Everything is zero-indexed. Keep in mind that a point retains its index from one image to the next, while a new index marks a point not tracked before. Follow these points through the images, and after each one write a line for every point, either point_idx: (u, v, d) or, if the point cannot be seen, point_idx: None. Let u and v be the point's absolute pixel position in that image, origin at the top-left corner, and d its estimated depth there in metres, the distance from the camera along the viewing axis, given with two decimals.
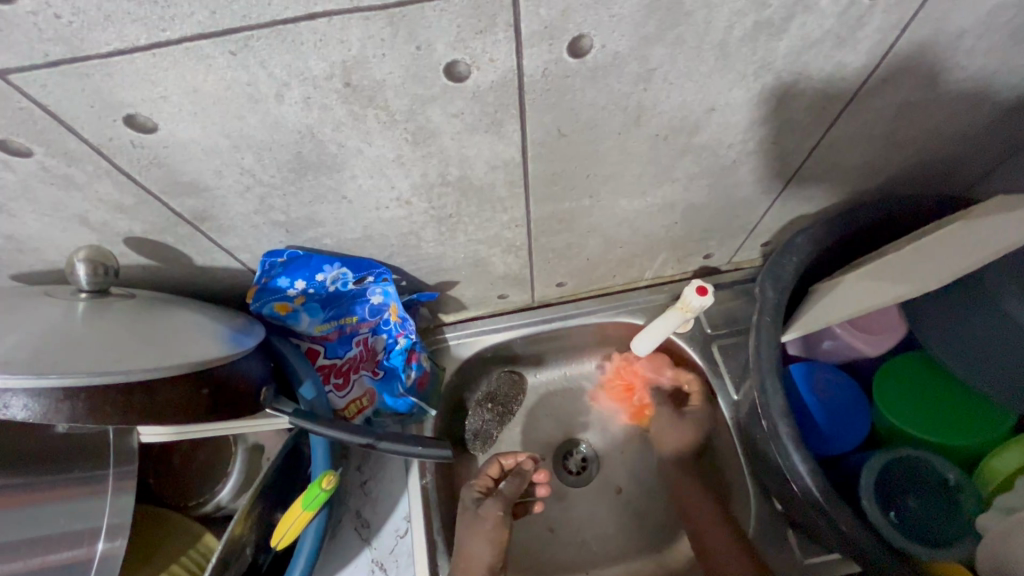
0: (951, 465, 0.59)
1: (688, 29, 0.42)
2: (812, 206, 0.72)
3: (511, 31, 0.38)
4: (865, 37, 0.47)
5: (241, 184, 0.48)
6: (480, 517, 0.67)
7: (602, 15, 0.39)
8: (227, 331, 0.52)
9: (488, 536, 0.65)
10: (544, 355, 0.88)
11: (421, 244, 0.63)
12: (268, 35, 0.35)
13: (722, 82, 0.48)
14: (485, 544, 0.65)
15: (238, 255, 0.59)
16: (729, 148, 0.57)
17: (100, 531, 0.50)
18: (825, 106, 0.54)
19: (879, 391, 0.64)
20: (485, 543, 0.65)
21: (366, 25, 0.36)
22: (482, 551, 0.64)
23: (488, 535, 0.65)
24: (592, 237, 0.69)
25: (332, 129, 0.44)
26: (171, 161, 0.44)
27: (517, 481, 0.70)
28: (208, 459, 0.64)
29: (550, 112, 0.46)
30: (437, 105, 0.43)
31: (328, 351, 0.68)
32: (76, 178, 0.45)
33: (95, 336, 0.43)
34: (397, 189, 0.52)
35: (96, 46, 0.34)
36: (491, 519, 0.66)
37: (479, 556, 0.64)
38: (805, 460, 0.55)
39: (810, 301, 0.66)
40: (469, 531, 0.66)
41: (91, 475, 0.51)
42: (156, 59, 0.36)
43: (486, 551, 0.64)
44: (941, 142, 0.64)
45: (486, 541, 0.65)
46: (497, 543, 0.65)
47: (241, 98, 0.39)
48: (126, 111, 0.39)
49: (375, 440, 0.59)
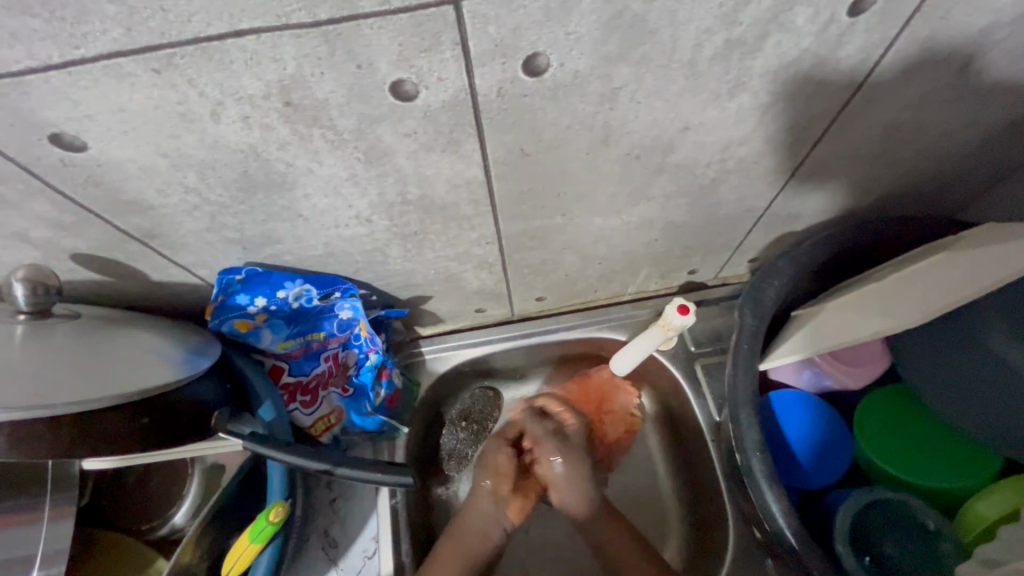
0: (931, 511, 0.56)
1: (653, 47, 0.39)
2: (800, 223, 0.69)
3: (458, 49, 0.36)
4: (847, 55, 0.44)
5: (187, 203, 0.46)
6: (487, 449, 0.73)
7: (558, 33, 0.36)
8: (179, 352, 0.50)
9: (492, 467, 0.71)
10: (522, 370, 0.86)
11: (387, 261, 0.60)
12: (193, 52, 0.33)
13: (695, 101, 0.45)
14: (484, 474, 0.71)
15: (196, 271, 0.56)
16: (707, 167, 0.54)
17: (34, 559, 0.49)
18: (808, 125, 0.51)
19: (861, 429, 0.62)
20: (487, 474, 0.71)
21: (299, 43, 0.33)
22: (481, 477, 0.71)
23: (488, 463, 0.71)
24: (569, 253, 0.66)
25: (277, 148, 0.41)
26: (107, 179, 0.42)
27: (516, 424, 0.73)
28: (161, 483, 0.61)
29: (511, 131, 0.44)
30: (387, 125, 0.41)
31: (292, 369, 0.65)
32: (9, 197, 0.43)
33: (28, 365, 0.41)
34: (355, 207, 0.50)
35: (6, 64, 0.32)
36: (492, 449, 0.72)
37: (480, 484, 0.71)
38: (778, 500, 0.52)
39: (791, 328, 0.63)
40: (479, 471, 0.71)
41: (28, 503, 0.50)
42: (74, 78, 0.33)
43: (484, 478, 0.70)
44: (933, 161, 0.61)
45: (483, 466, 0.71)
46: (494, 470, 0.70)
47: (173, 117, 0.37)
48: (51, 129, 0.37)
49: (333, 466, 0.56)
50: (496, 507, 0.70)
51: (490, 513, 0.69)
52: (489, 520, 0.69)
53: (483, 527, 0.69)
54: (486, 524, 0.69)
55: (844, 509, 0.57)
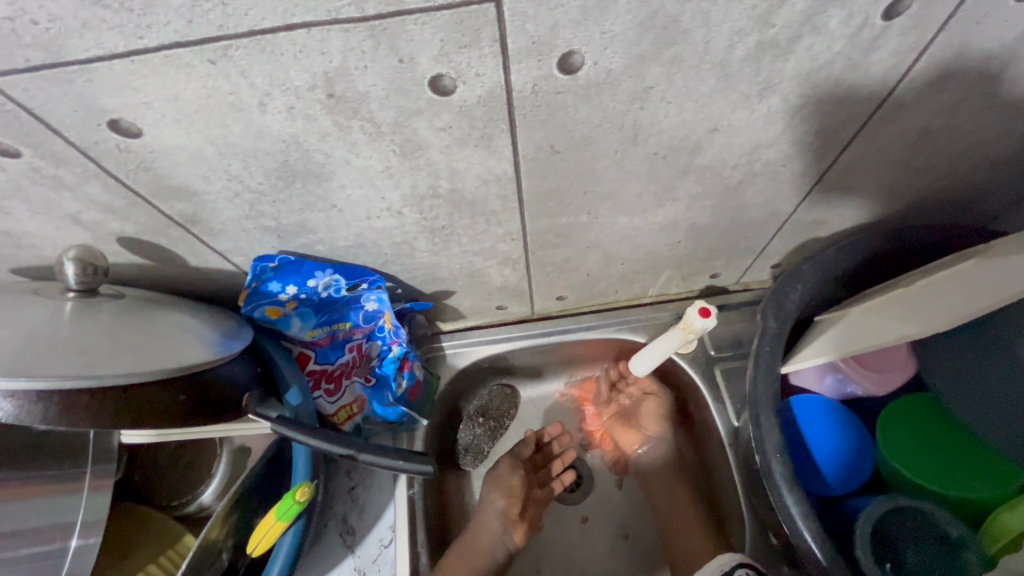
0: (955, 520, 0.56)
1: (686, 48, 0.40)
2: (826, 230, 0.69)
3: (496, 46, 0.37)
4: (879, 59, 0.44)
5: (229, 190, 0.48)
6: (495, 471, 0.78)
7: (593, 32, 0.37)
8: (212, 334, 0.51)
9: (504, 488, 0.75)
10: (540, 368, 0.86)
11: (414, 253, 0.62)
12: (247, 44, 0.35)
13: (725, 102, 0.46)
14: (496, 493, 0.75)
15: (231, 258, 0.58)
16: (734, 169, 0.55)
17: (74, 527, 0.51)
18: (838, 130, 0.51)
19: (886, 436, 0.61)
20: (498, 494, 0.75)
21: (346, 37, 0.35)
22: (492, 497, 0.74)
23: (499, 484, 0.76)
24: (592, 253, 0.67)
25: (317, 139, 0.43)
26: (157, 165, 0.44)
27: (528, 443, 0.81)
28: (191, 462, 0.64)
29: (542, 128, 0.45)
30: (423, 119, 0.42)
31: (319, 357, 0.68)
32: (66, 179, 0.45)
33: (76, 339, 0.43)
34: (387, 200, 0.51)
35: (75, 53, 0.34)
36: (503, 470, 0.77)
37: (490, 504, 0.74)
38: (798, 503, 0.52)
39: (813, 331, 0.64)
40: (490, 490, 0.76)
41: (70, 473, 0.53)
42: (135, 66, 0.35)
43: (496, 497, 0.74)
44: (963, 170, 0.61)
45: (494, 486, 0.75)
46: (507, 490, 0.75)
47: (224, 107, 0.39)
48: (110, 116, 0.39)
49: (356, 451, 0.58)
50: (505, 528, 0.73)
51: (499, 534, 0.72)
52: (496, 540, 0.72)
53: (490, 548, 0.71)
54: (494, 545, 0.71)
55: (865, 516, 0.56)
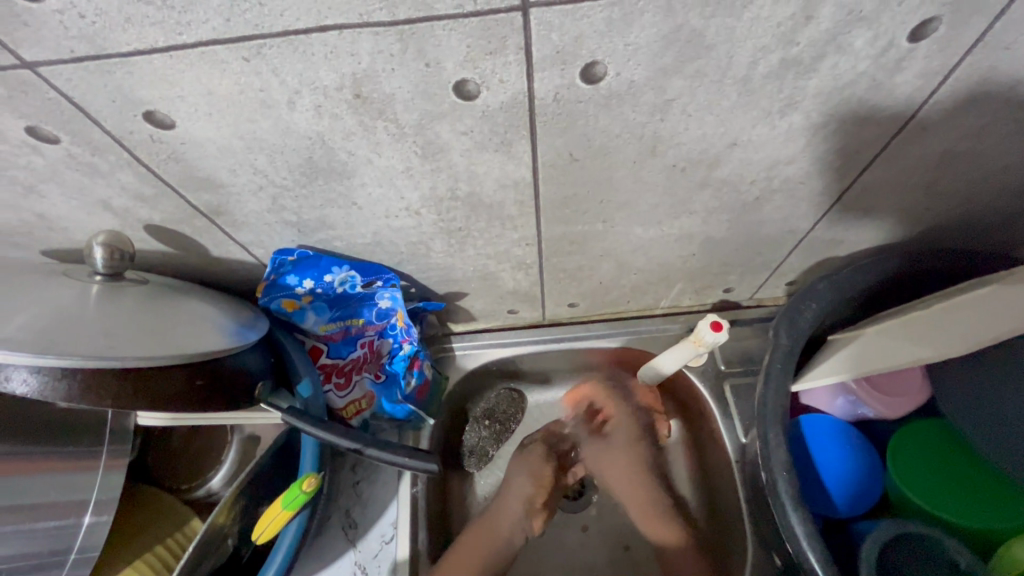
0: (965, 549, 0.55)
1: (709, 62, 0.40)
2: (842, 249, 0.68)
3: (521, 54, 0.38)
4: (904, 81, 0.44)
5: (254, 183, 0.49)
6: (526, 455, 0.78)
7: (618, 44, 0.38)
8: (230, 324, 0.53)
9: (533, 475, 0.76)
10: (549, 374, 0.87)
11: (430, 254, 0.62)
12: (280, 44, 0.36)
13: (746, 118, 0.46)
14: (524, 480, 0.75)
15: (252, 250, 0.60)
16: (751, 184, 0.54)
17: (88, 504, 0.53)
18: (859, 149, 0.51)
19: (895, 460, 0.61)
20: (526, 481, 0.75)
21: (376, 40, 0.36)
22: (521, 482, 0.75)
23: (529, 469, 0.76)
24: (605, 261, 0.67)
25: (342, 138, 0.44)
26: (187, 157, 0.46)
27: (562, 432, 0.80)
28: (205, 445, 0.66)
29: (562, 136, 0.46)
30: (446, 122, 0.43)
31: (331, 351, 0.68)
32: (100, 166, 0.47)
33: (100, 321, 0.45)
34: (406, 200, 0.52)
35: (117, 46, 0.36)
36: (535, 456, 0.77)
37: (517, 489, 0.74)
38: (803, 523, 0.52)
39: (825, 351, 0.62)
40: (518, 474, 0.76)
41: (86, 451, 0.54)
42: (173, 61, 0.37)
43: (524, 483, 0.75)
44: (986, 195, 0.60)
45: (524, 471, 0.75)
46: (537, 478, 0.75)
47: (254, 103, 0.40)
48: (146, 107, 0.41)
49: (362, 446, 0.58)
50: (526, 515, 0.74)
51: (519, 519, 0.73)
52: (517, 526, 0.73)
53: (509, 532, 0.73)
54: (513, 530, 0.73)
55: (872, 539, 0.55)
